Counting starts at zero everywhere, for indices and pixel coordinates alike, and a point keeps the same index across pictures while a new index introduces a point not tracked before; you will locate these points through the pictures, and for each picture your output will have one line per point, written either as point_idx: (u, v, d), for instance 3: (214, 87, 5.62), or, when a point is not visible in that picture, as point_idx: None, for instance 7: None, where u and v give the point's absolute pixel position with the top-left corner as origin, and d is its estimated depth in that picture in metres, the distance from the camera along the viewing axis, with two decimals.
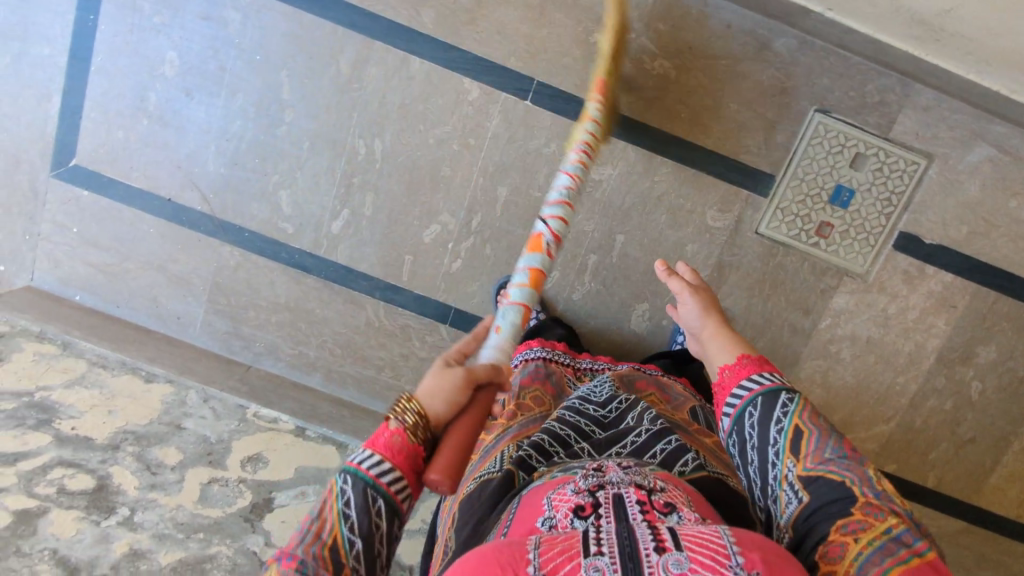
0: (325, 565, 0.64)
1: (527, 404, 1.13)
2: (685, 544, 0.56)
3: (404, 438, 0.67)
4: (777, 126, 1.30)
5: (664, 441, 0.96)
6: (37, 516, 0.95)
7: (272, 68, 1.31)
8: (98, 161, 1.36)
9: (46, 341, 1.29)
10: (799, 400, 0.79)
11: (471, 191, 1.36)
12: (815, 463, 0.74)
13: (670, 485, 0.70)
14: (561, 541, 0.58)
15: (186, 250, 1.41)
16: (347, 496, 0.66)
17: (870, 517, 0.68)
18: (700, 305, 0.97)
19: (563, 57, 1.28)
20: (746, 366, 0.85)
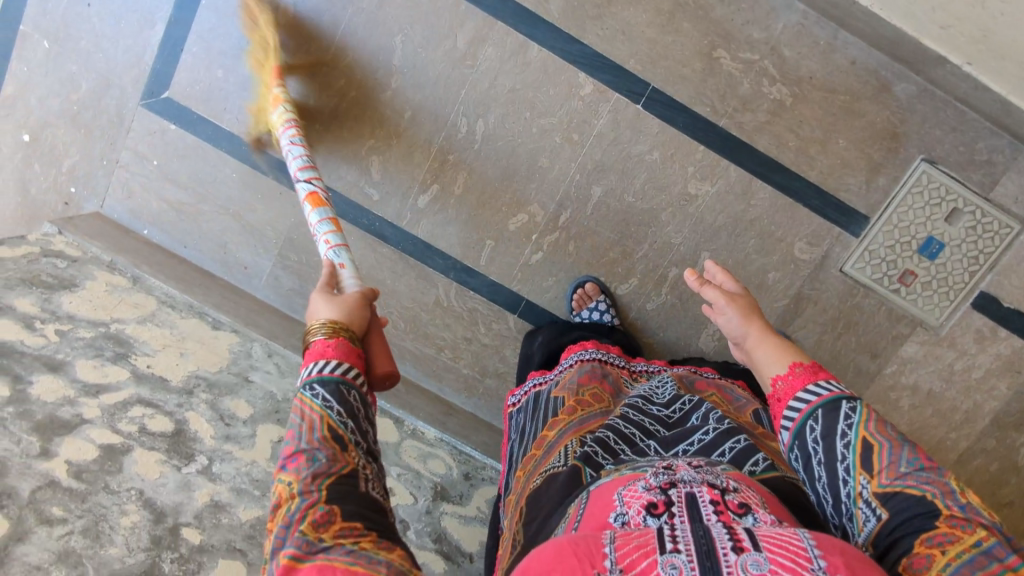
0: (336, 451, 0.63)
1: (586, 400, 1.03)
2: (764, 544, 0.53)
3: (341, 342, 0.71)
4: (881, 169, 1.31)
5: (735, 440, 0.88)
6: (121, 454, 0.93)
7: (389, 31, 1.28)
8: (190, 97, 1.32)
9: (116, 272, 1.27)
10: (862, 408, 0.64)
11: (565, 185, 1.34)
12: (891, 479, 0.59)
13: (743, 485, 0.64)
14: (636, 536, 0.56)
15: (266, 200, 1.38)
16: (321, 396, 0.66)
17: (957, 530, 0.54)
18: (734, 306, 0.79)
19: (682, 67, 1.28)
20: (800, 376, 0.69)
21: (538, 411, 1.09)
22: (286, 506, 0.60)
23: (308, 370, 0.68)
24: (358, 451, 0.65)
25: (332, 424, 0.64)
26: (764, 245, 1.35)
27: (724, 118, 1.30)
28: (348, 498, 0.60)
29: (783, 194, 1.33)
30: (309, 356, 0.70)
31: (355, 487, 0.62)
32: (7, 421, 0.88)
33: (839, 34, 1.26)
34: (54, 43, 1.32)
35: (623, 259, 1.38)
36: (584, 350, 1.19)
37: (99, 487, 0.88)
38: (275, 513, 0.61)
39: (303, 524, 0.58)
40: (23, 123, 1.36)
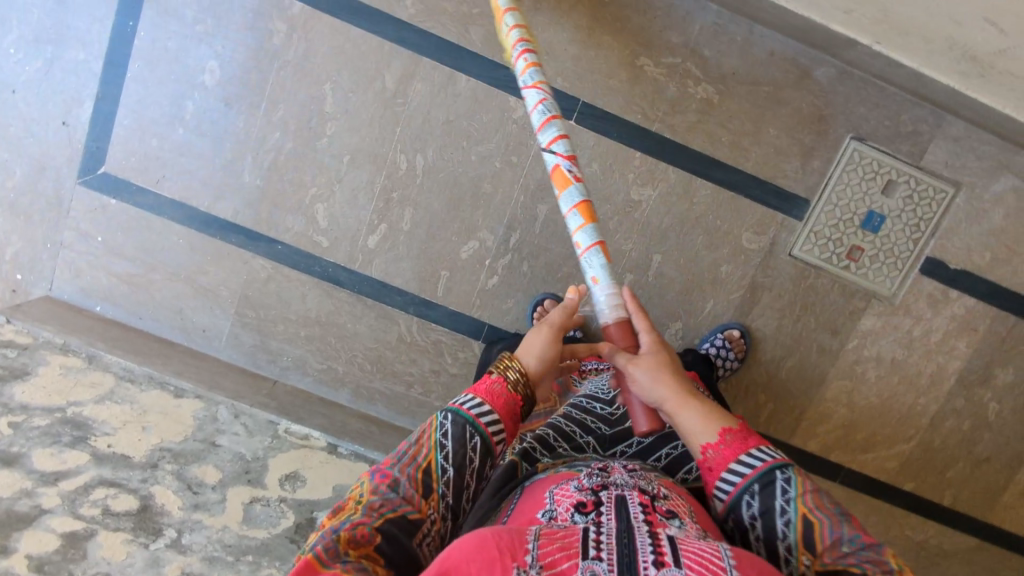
0: (416, 492, 0.68)
1: (534, 399, 1.06)
2: (684, 561, 0.57)
3: (501, 389, 0.76)
4: (814, 152, 1.34)
5: (672, 445, 0.94)
6: (85, 539, 0.96)
7: (316, 80, 1.29)
8: (127, 170, 1.32)
9: (70, 353, 1.24)
10: (797, 480, 0.69)
11: (510, 208, 1.36)
12: (834, 557, 0.65)
13: (673, 493, 0.74)
14: (560, 538, 0.59)
15: (216, 261, 1.38)
16: (446, 430, 0.72)
17: None
18: (648, 369, 0.81)
19: (608, 79, 1.30)
20: (730, 446, 0.72)
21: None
22: (345, 513, 0.66)
23: (458, 401, 0.75)
24: (437, 504, 0.69)
25: (431, 466, 0.70)
26: (713, 241, 1.38)
27: (657, 123, 1.32)
28: (392, 540, 0.64)
29: (724, 189, 1.35)
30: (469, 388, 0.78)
31: (407, 535, 0.66)
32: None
33: (754, 28, 1.29)
34: None
35: (577, 272, 1.39)
36: None
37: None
38: (334, 514, 0.67)
39: (341, 533, 0.63)
40: None
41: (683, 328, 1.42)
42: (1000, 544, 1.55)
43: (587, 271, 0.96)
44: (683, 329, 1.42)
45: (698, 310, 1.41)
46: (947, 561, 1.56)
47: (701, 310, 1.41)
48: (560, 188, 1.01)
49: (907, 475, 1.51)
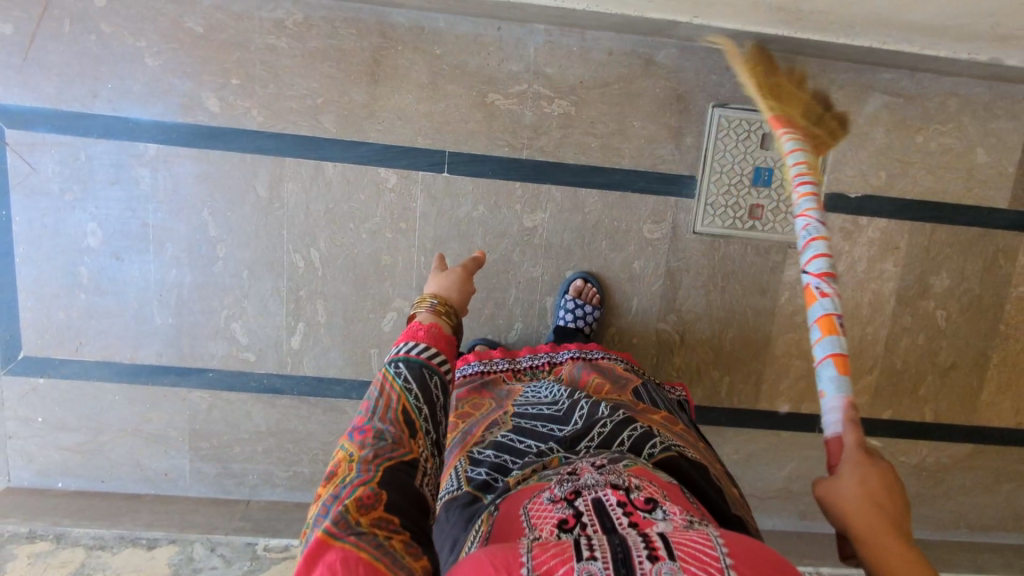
0: (402, 435, 0.71)
1: (468, 412, 1.08)
2: (680, 552, 0.50)
3: (431, 326, 0.84)
4: (684, 130, 1.35)
5: (631, 427, 0.91)
6: None
7: (194, 210, 1.32)
8: (46, 347, 1.35)
9: (38, 539, 1.27)
10: None
11: (416, 271, 1.38)
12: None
13: (646, 484, 0.71)
14: (551, 546, 0.51)
15: (156, 406, 1.40)
16: (404, 375, 0.76)
17: None
18: (868, 481, 0.54)
19: (466, 124, 1.32)
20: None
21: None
22: (341, 476, 0.66)
23: (399, 349, 0.81)
24: (425, 441, 0.72)
25: (408, 409, 0.73)
26: (617, 242, 1.39)
27: (526, 150, 1.34)
28: (395, 489, 0.66)
29: (612, 190, 1.37)
30: (402, 337, 0.83)
31: (408, 477, 0.68)
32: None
33: (586, 34, 1.30)
34: None
35: (499, 312, 1.41)
36: (467, 365, 1.24)
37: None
38: (329, 480, 0.67)
39: (348, 501, 0.63)
40: None
41: (618, 332, 1.44)
42: (994, 442, 1.55)
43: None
44: (618, 332, 1.44)
45: (626, 311, 1.43)
46: (948, 474, 1.56)
47: (628, 309, 1.43)
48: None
49: (882, 404, 1.50)
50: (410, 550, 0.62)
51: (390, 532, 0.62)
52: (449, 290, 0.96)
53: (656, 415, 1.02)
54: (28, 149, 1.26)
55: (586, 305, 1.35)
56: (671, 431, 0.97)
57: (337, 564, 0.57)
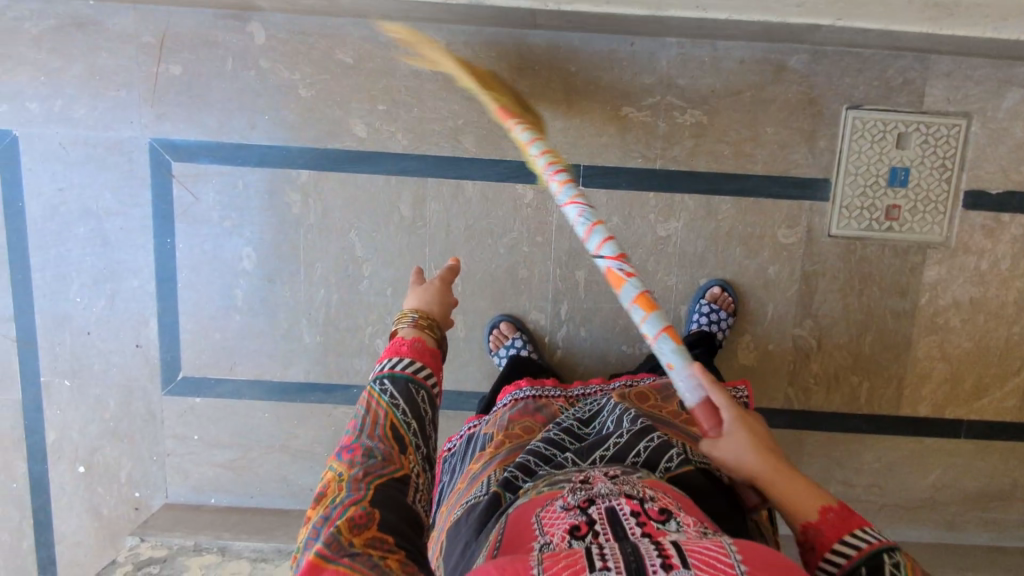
0: (392, 451, 0.77)
1: (515, 433, 1.09)
2: (693, 560, 0.55)
3: (414, 343, 0.88)
4: (817, 133, 1.35)
5: (647, 439, 0.96)
6: None
7: (341, 232, 1.38)
8: (202, 367, 1.42)
9: (205, 552, 1.32)
10: (907, 561, 0.61)
11: (551, 283, 1.41)
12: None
13: (661, 496, 0.73)
14: (564, 557, 0.57)
15: (303, 422, 1.45)
16: (390, 392, 0.82)
17: None
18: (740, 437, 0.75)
19: (600, 137, 1.35)
20: (836, 526, 0.66)
21: (469, 448, 1.14)
22: (331, 496, 0.72)
23: (387, 364, 0.86)
24: (414, 457, 0.79)
25: (396, 424, 0.79)
26: (750, 248, 1.40)
27: (659, 160, 1.36)
28: (387, 506, 0.71)
29: (745, 197, 1.37)
30: (387, 352, 0.88)
31: (400, 493, 0.74)
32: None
33: (718, 44, 1.32)
34: (73, 377, 1.42)
35: (633, 321, 1.42)
36: (519, 390, 1.22)
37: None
38: (320, 501, 0.72)
39: (339, 523, 0.68)
40: (76, 456, 1.45)
41: (753, 339, 1.43)
42: None
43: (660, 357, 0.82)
44: (753, 340, 1.44)
45: (759, 318, 1.42)
46: None
47: (762, 315, 1.42)
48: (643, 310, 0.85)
49: None
50: (406, 568, 0.67)
51: (384, 552, 0.66)
52: (430, 299, 0.98)
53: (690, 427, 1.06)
54: (192, 180, 1.34)
55: (723, 313, 1.37)
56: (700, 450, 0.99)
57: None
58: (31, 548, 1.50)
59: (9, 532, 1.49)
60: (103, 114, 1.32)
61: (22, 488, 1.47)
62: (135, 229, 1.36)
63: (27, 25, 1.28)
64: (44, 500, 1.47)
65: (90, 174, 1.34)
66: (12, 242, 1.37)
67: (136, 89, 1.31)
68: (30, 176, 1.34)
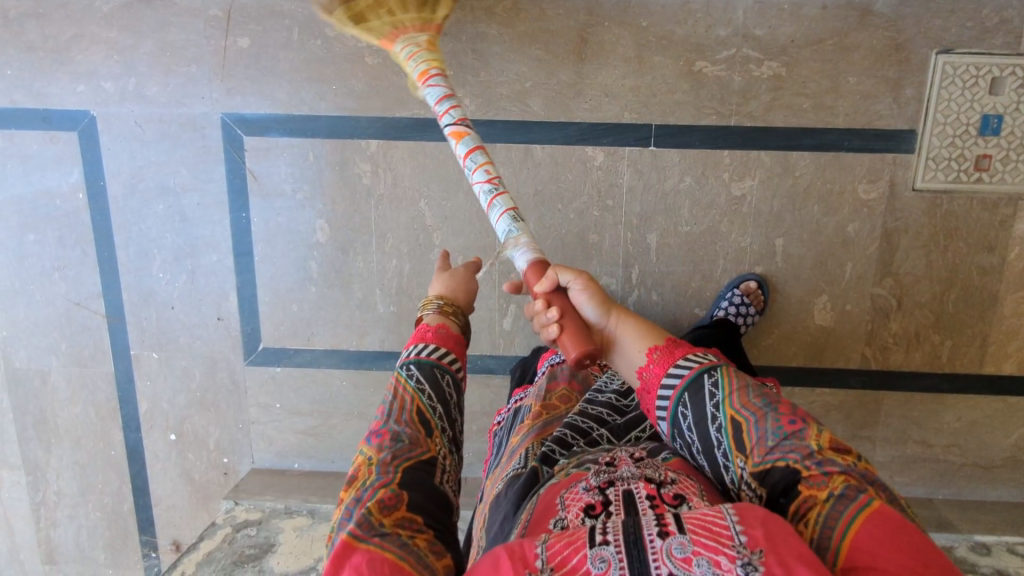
0: (419, 435, 0.70)
1: (553, 403, 0.98)
2: (687, 527, 0.52)
3: (440, 329, 0.79)
4: (904, 82, 1.28)
5: None
6: None
7: (411, 201, 1.38)
8: (282, 338, 1.47)
9: (296, 514, 1.37)
10: (723, 379, 0.71)
11: (623, 247, 1.39)
12: (762, 455, 0.67)
13: (682, 476, 0.66)
14: (568, 534, 0.55)
15: (380, 390, 1.49)
16: (416, 377, 0.73)
17: (815, 488, 0.63)
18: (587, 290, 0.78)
19: (673, 95, 1.31)
20: (666, 352, 0.76)
21: (510, 421, 1.03)
22: (361, 479, 0.65)
23: (410, 350, 0.77)
24: (441, 439, 0.72)
25: (423, 408, 0.71)
26: (829, 205, 1.34)
27: (734, 116, 1.32)
28: (415, 488, 0.65)
29: (825, 152, 1.32)
30: (411, 339, 0.79)
31: (429, 477, 0.67)
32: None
33: None
34: (161, 350, 1.50)
35: (706, 284, 1.39)
36: (554, 354, 1.13)
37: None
38: (350, 484, 0.66)
39: (371, 504, 0.61)
40: (167, 425, 1.54)
41: (831, 299, 1.38)
42: None
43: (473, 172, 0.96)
44: (831, 299, 1.38)
45: (838, 277, 1.37)
46: None
47: (842, 275, 1.37)
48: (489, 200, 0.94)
49: None
50: (434, 547, 0.61)
51: (414, 532, 0.61)
52: (458, 285, 0.89)
53: None
54: (263, 153, 1.37)
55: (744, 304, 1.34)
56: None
57: (361, 567, 0.56)
58: (131, 509, 1.60)
59: (110, 495, 1.60)
60: (175, 90, 1.35)
61: (120, 454, 1.57)
62: (211, 204, 1.40)
63: (99, 4, 1.31)
64: (141, 465, 1.57)
65: (165, 152, 1.38)
66: (96, 223, 1.43)
67: (206, 64, 1.33)
68: (108, 156, 1.39)
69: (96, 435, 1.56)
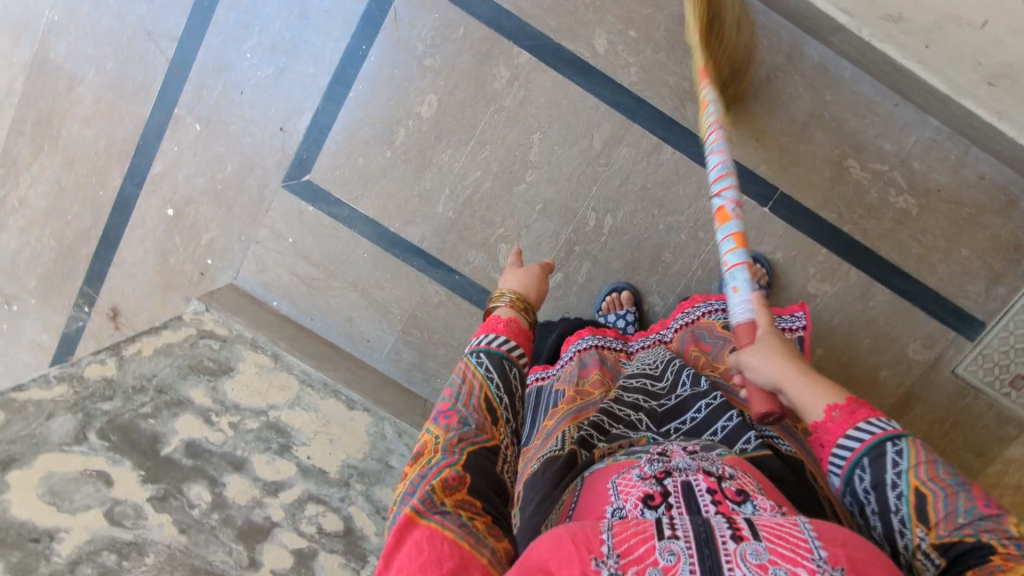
0: (484, 421, 0.67)
1: (586, 391, 0.98)
2: (764, 535, 0.49)
3: (511, 323, 0.76)
4: (1002, 279, 1.31)
5: (727, 416, 0.84)
6: (311, 558, 1.01)
7: (527, 128, 1.33)
8: (332, 181, 1.39)
9: (260, 351, 1.24)
10: (909, 445, 0.61)
11: (687, 279, 1.34)
12: (948, 530, 0.56)
13: (739, 473, 0.63)
14: (632, 524, 0.52)
15: (395, 279, 1.43)
16: (486, 366, 0.70)
17: (1012, 561, 0.53)
18: (772, 342, 0.76)
19: (812, 174, 1.31)
20: (849, 413, 0.65)
21: (541, 402, 1.06)
22: (425, 456, 0.63)
23: (480, 339, 0.74)
24: (506, 430, 0.68)
25: (490, 397, 0.68)
26: (878, 344, 1.36)
27: (849, 224, 1.33)
28: (481, 474, 0.62)
29: (903, 298, 1.34)
30: (480, 328, 0.76)
31: (492, 463, 0.64)
32: (216, 530, 0.99)
33: (970, 150, 1.28)
34: (205, 125, 1.39)
35: None
36: (581, 339, 1.12)
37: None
38: (416, 460, 0.64)
39: (434, 482, 0.59)
40: (170, 198, 1.44)
41: None
42: None
43: (730, 282, 0.90)
44: None
45: None
46: None
47: None
48: (733, 244, 0.94)
49: None
50: (494, 532, 0.57)
51: (473, 514, 0.57)
52: (528, 287, 0.87)
53: None
54: (415, 4, 1.31)
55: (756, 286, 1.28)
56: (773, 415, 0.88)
57: (423, 543, 0.53)
58: (87, 256, 1.49)
59: (74, 231, 1.49)
60: None
61: (107, 200, 1.46)
62: (337, 20, 1.33)
63: None
64: (120, 220, 1.47)
65: None
66: None
67: None
68: None
69: (94, 168, 1.44)
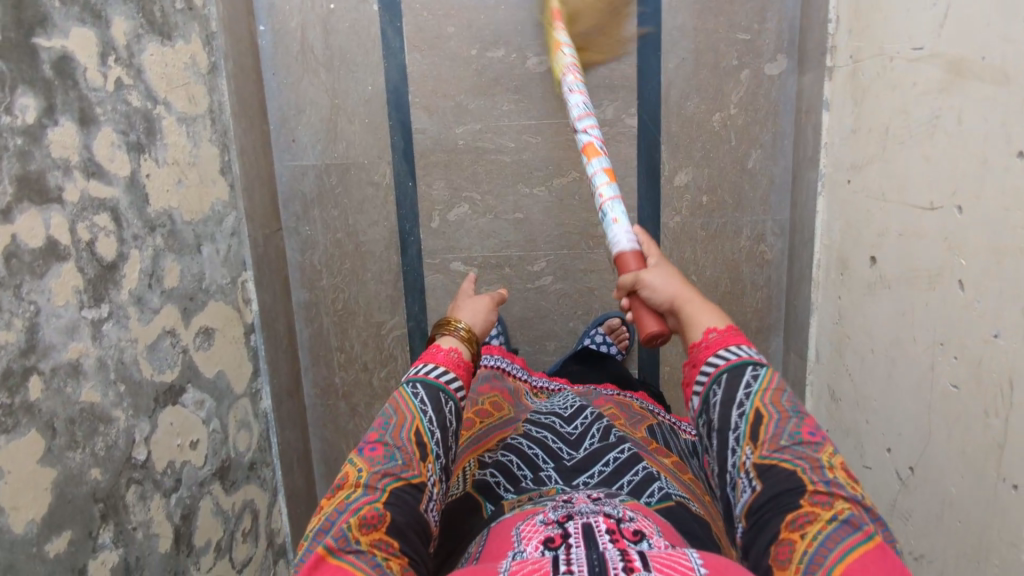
0: (412, 454, 0.66)
1: (484, 410, 0.97)
2: (653, 567, 0.48)
3: (446, 354, 0.75)
4: None
5: (637, 467, 0.79)
6: (56, 258, 0.84)
7: (573, 162, 1.32)
8: (412, 13, 1.28)
9: (205, 51, 1.14)
10: (764, 376, 0.64)
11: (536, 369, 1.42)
12: (770, 450, 0.60)
13: (639, 514, 0.61)
14: (529, 564, 0.50)
15: (367, 130, 1.33)
16: (419, 398, 0.69)
17: (816, 506, 0.56)
18: (668, 266, 0.79)
19: (683, 407, 1.40)
20: (727, 335, 0.69)
21: None
22: (348, 491, 0.63)
23: (416, 368, 0.73)
24: (433, 465, 0.67)
25: (420, 430, 0.67)
26: None
27: None
28: (402, 510, 0.62)
29: None
30: (419, 357, 0.75)
31: (414, 500, 0.64)
32: (5, 152, 0.77)
33: None
34: None
35: None
36: (487, 352, 1.11)
37: (14, 282, 0.78)
38: (337, 493, 0.64)
39: (351, 519, 0.60)
40: None
41: None
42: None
43: (608, 215, 0.92)
44: None
45: None
46: None
47: None
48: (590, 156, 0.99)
49: None
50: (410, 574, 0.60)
51: (389, 554, 0.59)
52: (475, 317, 0.83)
53: (668, 460, 0.89)
54: None
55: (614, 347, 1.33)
56: (677, 477, 0.83)
57: None
58: None
59: None
60: None
61: None
62: None
63: None
64: None
65: None
66: None
67: None
68: None
69: None
